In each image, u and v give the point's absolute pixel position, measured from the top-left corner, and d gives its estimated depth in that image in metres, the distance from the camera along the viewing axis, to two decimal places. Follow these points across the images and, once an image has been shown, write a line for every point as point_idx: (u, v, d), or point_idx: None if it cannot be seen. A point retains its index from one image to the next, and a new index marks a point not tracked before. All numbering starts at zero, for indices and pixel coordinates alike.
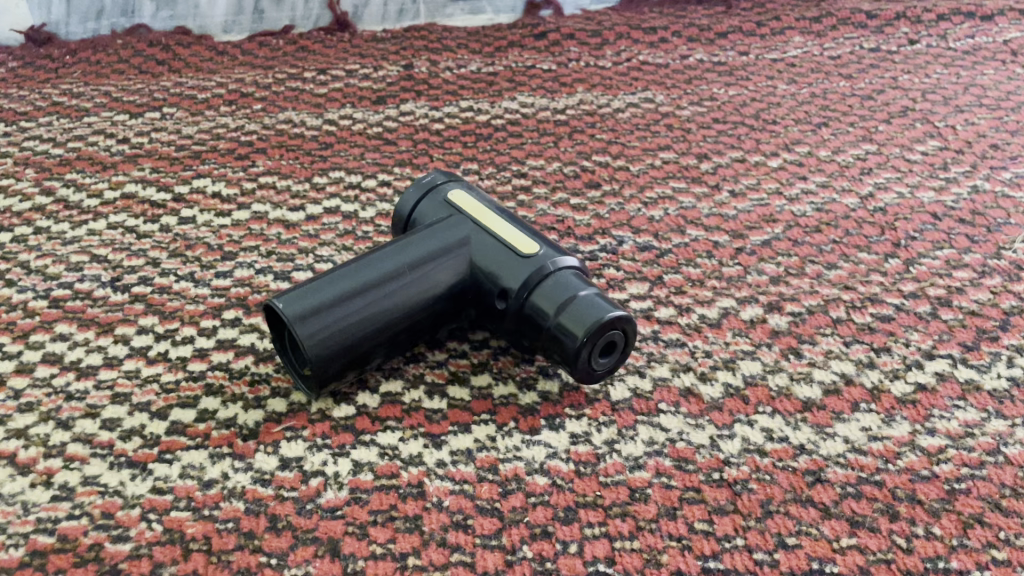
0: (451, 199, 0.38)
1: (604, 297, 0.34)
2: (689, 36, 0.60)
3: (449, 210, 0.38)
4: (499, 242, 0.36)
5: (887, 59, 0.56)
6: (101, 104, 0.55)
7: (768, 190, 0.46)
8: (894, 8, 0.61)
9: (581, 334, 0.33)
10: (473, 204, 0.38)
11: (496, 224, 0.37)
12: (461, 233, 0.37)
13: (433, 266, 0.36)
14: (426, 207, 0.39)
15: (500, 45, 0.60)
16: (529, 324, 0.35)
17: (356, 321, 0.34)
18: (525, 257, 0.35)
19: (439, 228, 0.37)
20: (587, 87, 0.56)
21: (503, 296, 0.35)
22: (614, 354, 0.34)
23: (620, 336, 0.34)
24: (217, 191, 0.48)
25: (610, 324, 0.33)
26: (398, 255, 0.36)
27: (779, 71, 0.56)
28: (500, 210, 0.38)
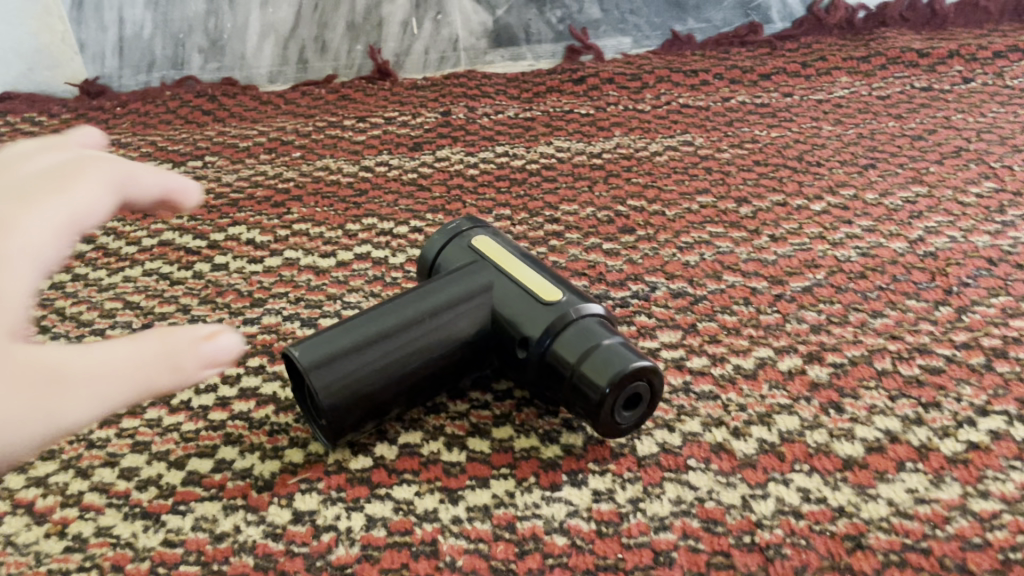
0: (474, 247, 0.38)
1: (629, 346, 0.33)
2: (732, 79, 0.59)
3: (471, 257, 0.37)
4: (522, 289, 0.35)
5: (940, 97, 0.54)
6: (147, 153, 0.56)
7: (810, 234, 0.44)
8: (947, 46, 0.58)
9: (603, 385, 0.31)
10: (497, 251, 0.37)
11: (519, 271, 0.36)
12: (484, 280, 0.36)
13: (453, 314, 0.35)
14: (449, 254, 0.38)
15: (539, 91, 0.60)
16: (551, 374, 0.33)
17: (374, 370, 0.33)
18: (548, 305, 0.34)
19: (462, 275, 0.36)
20: (625, 131, 0.55)
21: (524, 345, 0.34)
22: (640, 407, 0.33)
23: (646, 387, 0.32)
24: (251, 238, 0.48)
25: (635, 375, 0.31)
26: (419, 303, 0.35)
27: (825, 112, 0.54)
28: (524, 257, 0.37)
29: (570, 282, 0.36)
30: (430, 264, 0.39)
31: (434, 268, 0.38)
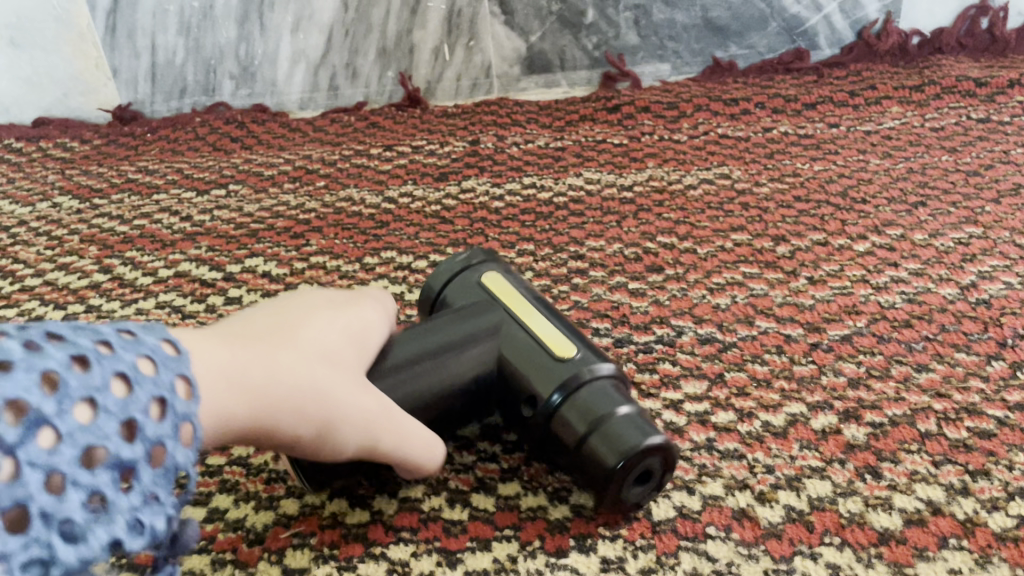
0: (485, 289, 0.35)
1: (646, 418, 0.30)
2: (774, 108, 0.56)
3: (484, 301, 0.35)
4: (532, 343, 0.33)
5: (998, 130, 0.50)
6: (173, 180, 0.56)
7: (852, 277, 0.41)
8: (1007, 75, 0.55)
9: (612, 451, 0.29)
10: (508, 292, 0.35)
11: (531, 318, 0.34)
12: (492, 322, 0.34)
13: (460, 359, 0.33)
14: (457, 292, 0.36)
15: (572, 120, 0.59)
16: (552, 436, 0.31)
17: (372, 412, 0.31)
18: (559, 360, 0.32)
19: (469, 313, 0.34)
20: (659, 162, 0.53)
21: (529, 401, 0.32)
22: (649, 484, 0.30)
23: (659, 464, 0.30)
24: (267, 270, 0.47)
25: (649, 452, 0.29)
26: (423, 341, 0.33)
27: (872, 144, 0.51)
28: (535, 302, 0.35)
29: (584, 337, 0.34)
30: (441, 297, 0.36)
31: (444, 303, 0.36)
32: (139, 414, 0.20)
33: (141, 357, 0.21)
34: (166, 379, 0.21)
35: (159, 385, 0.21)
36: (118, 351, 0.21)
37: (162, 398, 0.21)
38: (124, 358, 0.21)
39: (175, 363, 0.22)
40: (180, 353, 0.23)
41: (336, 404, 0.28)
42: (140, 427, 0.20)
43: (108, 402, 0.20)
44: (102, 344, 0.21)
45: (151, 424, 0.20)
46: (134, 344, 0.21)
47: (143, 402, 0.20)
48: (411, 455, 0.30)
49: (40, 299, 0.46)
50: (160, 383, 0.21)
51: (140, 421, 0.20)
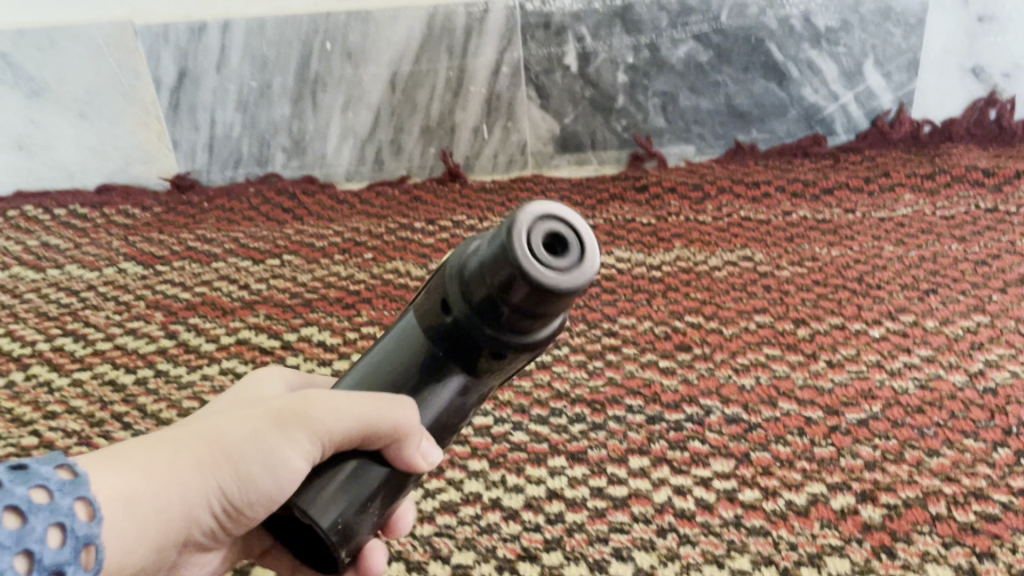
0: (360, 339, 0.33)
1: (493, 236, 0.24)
2: (793, 192, 0.60)
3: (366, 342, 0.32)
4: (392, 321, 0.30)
5: (1005, 220, 0.54)
6: (230, 250, 0.60)
7: (868, 362, 0.44)
8: (1014, 165, 0.58)
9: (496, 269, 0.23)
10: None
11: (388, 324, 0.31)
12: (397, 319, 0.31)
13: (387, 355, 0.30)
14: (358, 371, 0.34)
15: (602, 199, 0.62)
16: (471, 353, 0.26)
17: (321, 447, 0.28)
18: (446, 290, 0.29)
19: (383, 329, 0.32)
20: (685, 243, 0.56)
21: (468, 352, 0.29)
22: (554, 250, 0.23)
23: (535, 231, 0.23)
24: (322, 339, 0.50)
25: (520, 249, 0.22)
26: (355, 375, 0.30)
27: (886, 230, 0.54)
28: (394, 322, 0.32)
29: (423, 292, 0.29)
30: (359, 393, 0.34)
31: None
32: (36, 545, 0.21)
33: (36, 488, 0.22)
34: (63, 506, 0.23)
35: (58, 516, 0.22)
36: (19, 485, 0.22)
37: (60, 530, 0.22)
38: (23, 494, 0.22)
39: (64, 490, 0.23)
40: (75, 476, 0.24)
41: (242, 435, 0.28)
42: (36, 559, 0.21)
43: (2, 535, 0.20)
44: None
45: (46, 554, 0.21)
46: (29, 474, 0.22)
47: (38, 531, 0.21)
48: (378, 428, 0.28)
49: (112, 362, 0.49)
50: (56, 512, 0.22)
51: (36, 549, 0.21)
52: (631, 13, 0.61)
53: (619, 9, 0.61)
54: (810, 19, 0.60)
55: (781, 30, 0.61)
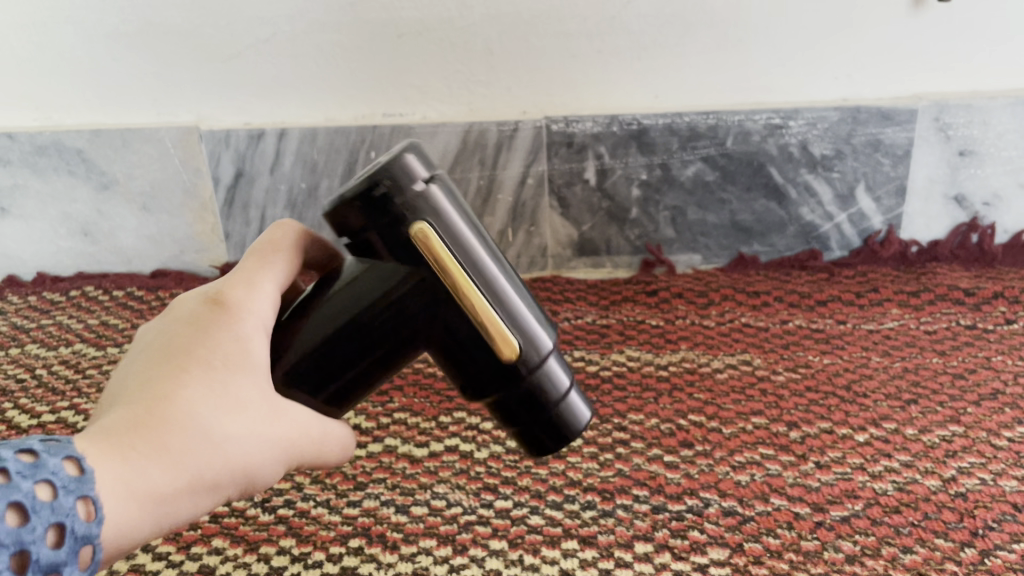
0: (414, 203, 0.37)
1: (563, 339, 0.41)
2: (791, 302, 0.65)
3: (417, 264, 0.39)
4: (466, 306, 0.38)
5: (982, 337, 0.59)
6: None
7: (852, 464, 0.49)
8: (993, 286, 0.64)
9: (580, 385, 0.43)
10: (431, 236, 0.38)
11: (449, 270, 0.38)
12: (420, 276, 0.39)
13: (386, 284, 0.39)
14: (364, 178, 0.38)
15: (616, 300, 0.68)
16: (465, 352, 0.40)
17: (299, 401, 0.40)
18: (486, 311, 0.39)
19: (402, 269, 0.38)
20: (690, 345, 0.62)
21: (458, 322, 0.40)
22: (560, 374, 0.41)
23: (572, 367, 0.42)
24: (357, 422, 0.55)
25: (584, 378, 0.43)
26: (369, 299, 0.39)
27: (874, 342, 0.60)
28: (456, 243, 0.38)
29: (515, 306, 0.39)
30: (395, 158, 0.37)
31: (348, 218, 0.38)
32: (33, 545, 0.25)
33: (42, 484, 0.26)
34: (64, 506, 0.26)
35: (58, 516, 0.26)
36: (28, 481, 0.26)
37: (58, 530, 0.26)
38: (29, 491, 0.26)
39: (68, 490, 0.27)
40: (81, 474, 0.28)
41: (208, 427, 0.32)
42: (32, 559, 0.25)
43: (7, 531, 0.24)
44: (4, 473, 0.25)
45: (44, 554, 0.25)
46: (38, 469, 0.26)
47: (36, 532, 0.25)
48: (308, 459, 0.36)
49: None
50: (56, 512, 0.26)
51: (32, 551, 0.25)
52: (646, 136, 0.68)
53: (635, 131, 0.68)
54: (807, 147, 0.67)
55: (780, 156, 0.67)
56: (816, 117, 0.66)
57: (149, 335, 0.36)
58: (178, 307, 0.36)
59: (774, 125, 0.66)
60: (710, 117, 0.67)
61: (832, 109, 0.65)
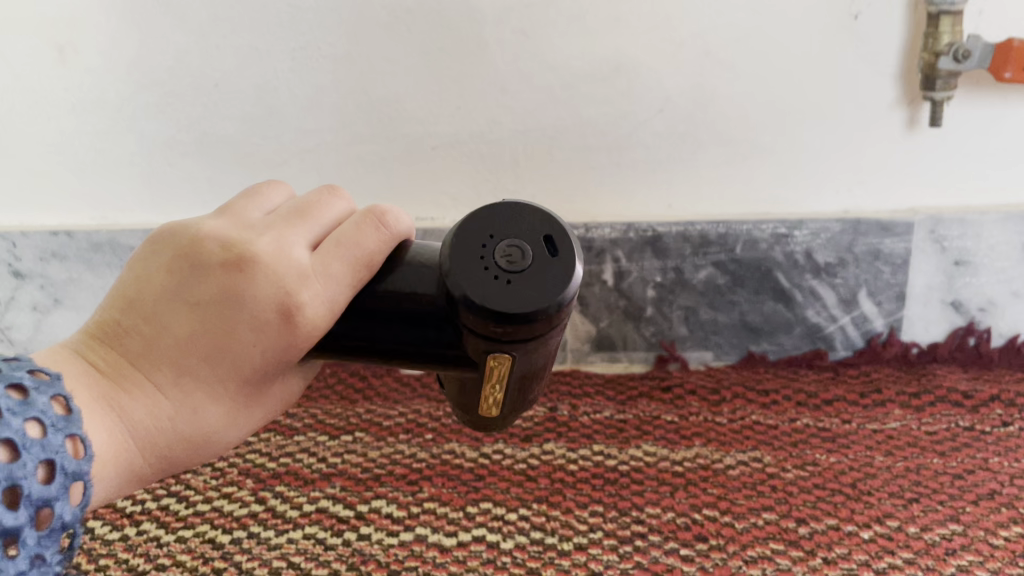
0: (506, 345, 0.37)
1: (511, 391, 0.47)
2: (798, 400, 0.69)
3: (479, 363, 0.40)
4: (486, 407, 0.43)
5: (980, 438, 0.62)
6: (309, 424, 0.70)
7: (858, 560, 0.52)
8: (990, 389, 0.68)
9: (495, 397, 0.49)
10: (499, 370, 0.40)
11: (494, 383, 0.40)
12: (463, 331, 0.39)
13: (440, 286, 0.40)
14: (501, 287, 0.35)
15: (632, 395, 0.72)
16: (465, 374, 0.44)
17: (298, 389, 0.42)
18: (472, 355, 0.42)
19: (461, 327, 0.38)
20: (704, 441, 0.65)
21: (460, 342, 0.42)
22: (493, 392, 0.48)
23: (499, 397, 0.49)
24: (389, 511, 0.59)
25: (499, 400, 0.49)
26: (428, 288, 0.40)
27: (878, 441, 0.63)
28: (516, 378, 0.40)
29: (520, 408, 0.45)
30: (535, 309, 0.35)
31: (465, 308, 0.36)
32: (25, 480, 0.29)
33: (31, 421, 0.30)
34: (52, 444, 0.30)
35: (50, 452, 0.30)
36: (22, 418, 0.29)
37: (50, 466, 0.30)
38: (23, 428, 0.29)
39: (54, 428, 0.31)
40: (69, 415, 0.32)
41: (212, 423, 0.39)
42: (24, 493, 0.29)
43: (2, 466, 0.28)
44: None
45: (34, 489, 0.29)
46: (27, 407, 0.30)
47: (28, 467, 0.29)
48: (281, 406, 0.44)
49: (211, 522, 0.58)
50: (45, 449, 0.30)
51: (24, 485, 0.28)
52: (660, 242, 0.73)
53: (650, 238, 0.73)
54: (812, 255, 0.71)
55: (786, 262, 0.72)
56: (820, 227, 0.70)
57: (206, 276, 0.35)
58: (251, 270, 0.35)
59: (780, 234, 0.71)
60: (720, 226, 0.72)
61: (834, 221, 0.70)
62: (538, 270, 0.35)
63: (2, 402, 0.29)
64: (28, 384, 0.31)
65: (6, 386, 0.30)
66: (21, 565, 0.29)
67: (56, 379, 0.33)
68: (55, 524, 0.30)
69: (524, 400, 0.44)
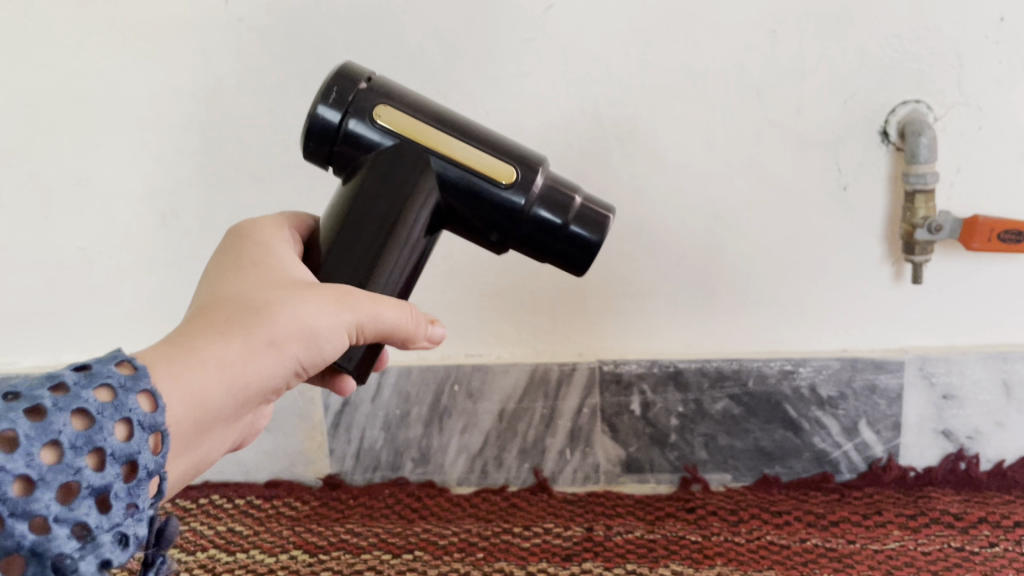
0: (367, 97, 0.55)
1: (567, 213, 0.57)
2: (808, 521, 0.78)
3: (389, 136, 0.55)
4: (451, 157, 0.56)
5: (969, 559, 0.71)
6: (374, 542, 0.80)
7: None
8: (978, 511, 0.76)
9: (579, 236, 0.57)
10: (393, 119, 0.55)
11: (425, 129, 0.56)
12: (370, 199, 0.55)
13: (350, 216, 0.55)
14: (339, 103, 0.54)
15: (660, 515, 0.81)
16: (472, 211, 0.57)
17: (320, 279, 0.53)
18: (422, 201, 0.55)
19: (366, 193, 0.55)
20: (725, 560, 0.74)
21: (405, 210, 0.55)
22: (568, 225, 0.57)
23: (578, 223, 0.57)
24: None
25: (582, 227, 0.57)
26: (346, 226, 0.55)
27: (879, 561, 0.71)
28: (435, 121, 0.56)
29: (496, 144, 0.57)
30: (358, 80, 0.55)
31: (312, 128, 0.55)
32: (103, 442, 0.36)
33: (99, 390, 0.38)
34: (125, 405, 0.38)
35: (123, 412, 0.38)
36: (91, 389, 0.37)
37: (127, 423, 0.38)
38: (94, 397, 0.37)
39: (122, 387, 0.38)
40: (134, 370, 0.39)
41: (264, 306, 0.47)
42: (105, 453, 0.36)
43: (76, 434, 0.36)
44: (65, 386, 0.37)
45: (116, 448, 0.37)
46: (95, 379, 0.38)
47: (101, 432, 0.36)
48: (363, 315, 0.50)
49: None
50: (119, 410, 0.37)
51: (103, 447, 0.36)
52: (681, 376, 0.83)
53: (672, 372, 0.83)
54: (816, 388, 0.81)
55: (793, 395, 0.82)
56: (822, 364, 0.80)
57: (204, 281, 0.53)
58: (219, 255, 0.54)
59: (787, 370, 0.81)
60: (733, 363, 0.82)
61: (834, 359, 0.80)
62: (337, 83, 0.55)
63: (69, 380, 0.37)
64: (93, 361, 0.39)
65: (75, 368, 0.38)
66: (118, 513, 0.37)
67: (117, 350, 0.41)
68: (142, 471, 0.38)
69: (470, 135, 0.57)
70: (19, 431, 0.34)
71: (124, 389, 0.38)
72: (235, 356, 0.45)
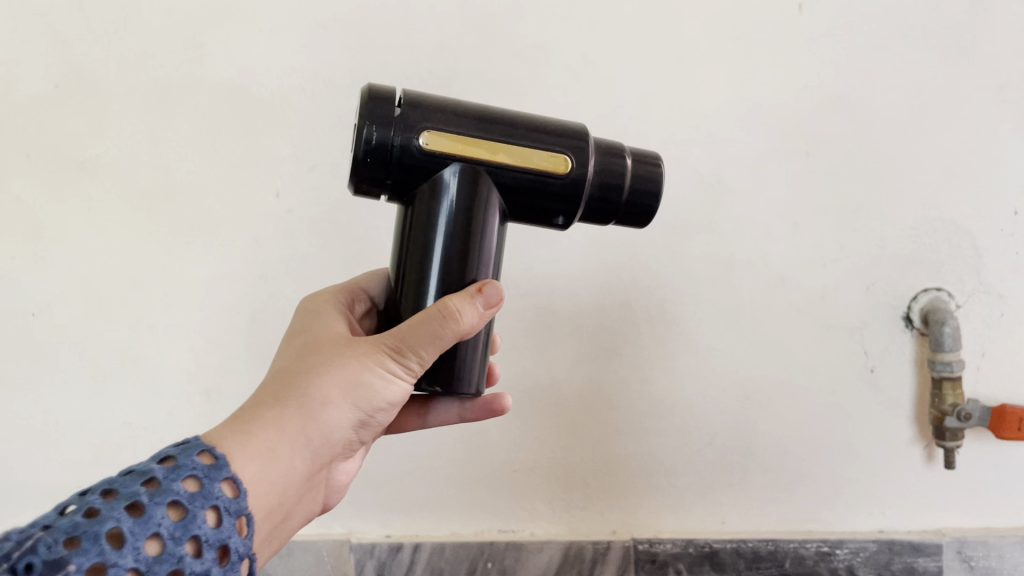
0: (405, 120, 0.48)
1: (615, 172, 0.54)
2: None
3: (439, 163, 0.50)
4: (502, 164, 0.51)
5: None
6: None
7: None
8: None
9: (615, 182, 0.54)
10: None
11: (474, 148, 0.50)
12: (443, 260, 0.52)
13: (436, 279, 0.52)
14: None
15: None
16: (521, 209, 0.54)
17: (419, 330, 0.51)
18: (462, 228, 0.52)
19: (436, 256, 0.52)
20: None
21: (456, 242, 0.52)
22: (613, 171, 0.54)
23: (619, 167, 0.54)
24: None
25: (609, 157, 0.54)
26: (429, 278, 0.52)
27: None
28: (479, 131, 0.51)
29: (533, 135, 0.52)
30: None
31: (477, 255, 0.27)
32: (201, 529, 0.37)
33: (189, 480, 0.39)
34: (213, 492, 0.39)
35: (212, 499, 0.39)
36: (180, 479, 0.39)
37: (216, 510, 0.39)
38: (184, 487, 0.38)
39: (205, 477, 0.40)
40: (216, 461, 0.41)
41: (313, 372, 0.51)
42: (204, 539, 0.37)
43: (177, 527, 0.37)
44: (156, 480, 0.38)
45: (212, 532, 0.38)
46: (183, 470, 0.39)
47: (197, 520, 0.37)
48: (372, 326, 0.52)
49: None
50: (209, 497, 0.39)
51: (201, 533, 0.37)
52: (717, 556, 0.83)
53: (708, 553, 0.83)
54: (854, 571, 0.82)
55: None
56: (859, 546, 0.82)
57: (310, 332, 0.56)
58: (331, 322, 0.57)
59: (825, 551, 0.81)
60: (770, 543, 0.82)
61: (871, 541, 0.81)
62: (375, 102, 0.48)
63: (160, 473, 0.38)
64: (176, 453, 0.41)
65: (161, 463, 0.40)
66: None
67: (194, 441, 0.42)
68: (236, 551, 0.39)
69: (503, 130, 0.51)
70: (124, 527, 0.35)
71: (208, 478, 0.40)
72: (265, 451, 0.46)
